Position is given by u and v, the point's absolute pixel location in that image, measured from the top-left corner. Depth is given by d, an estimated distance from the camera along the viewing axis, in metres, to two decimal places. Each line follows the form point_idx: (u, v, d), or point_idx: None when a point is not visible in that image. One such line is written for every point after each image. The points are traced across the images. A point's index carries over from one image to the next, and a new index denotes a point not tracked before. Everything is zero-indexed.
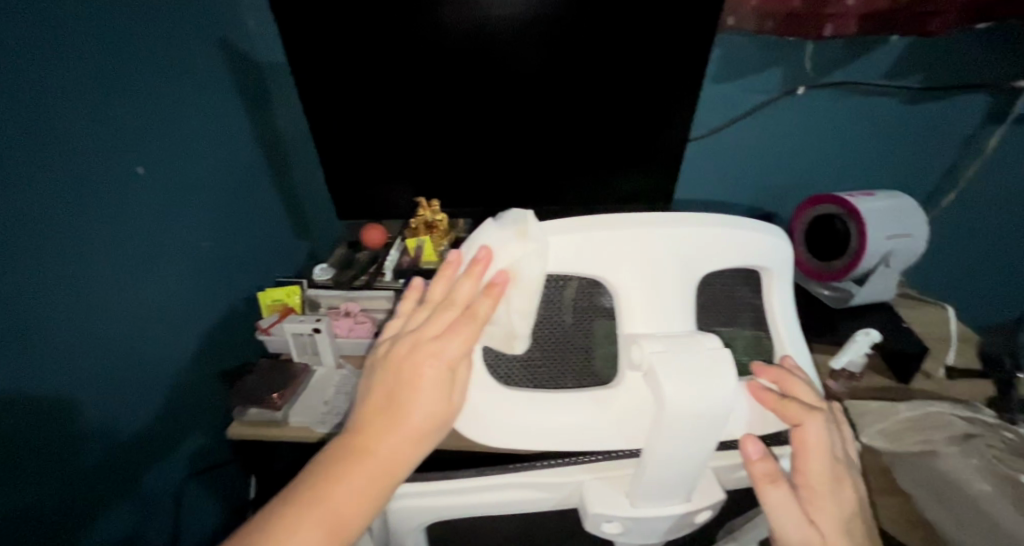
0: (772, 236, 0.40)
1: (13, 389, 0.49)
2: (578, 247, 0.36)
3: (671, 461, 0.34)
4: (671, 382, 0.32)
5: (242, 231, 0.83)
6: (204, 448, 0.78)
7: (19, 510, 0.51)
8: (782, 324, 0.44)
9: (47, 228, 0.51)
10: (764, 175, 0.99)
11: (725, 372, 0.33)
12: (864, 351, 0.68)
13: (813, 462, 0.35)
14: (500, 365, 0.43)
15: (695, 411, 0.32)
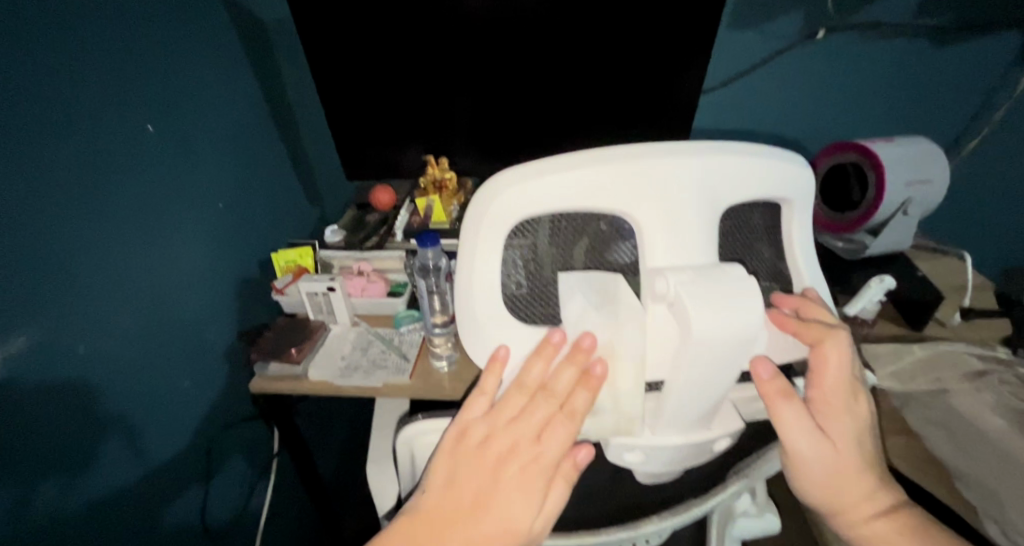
0: (796, 167, 0.40)
1: (34, 339, 0.51)
2: (591, 182, 0.36)
3: (692, 388, 0.35)
4: (697, 310, 0.32)
5: (254, 194, 0.84)
6: (228, 405, 0.81)
7: (54, 454, 0.54)
8: (802, 258, 0.44)
9: (59, 184, 0.52)
10: (779, 127, 0.97)
11: (751, 297, 0.33)
12: (877, 299, 0.68)
13: (828, 375, 0.36)
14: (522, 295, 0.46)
15: (720, 335, 0.33)
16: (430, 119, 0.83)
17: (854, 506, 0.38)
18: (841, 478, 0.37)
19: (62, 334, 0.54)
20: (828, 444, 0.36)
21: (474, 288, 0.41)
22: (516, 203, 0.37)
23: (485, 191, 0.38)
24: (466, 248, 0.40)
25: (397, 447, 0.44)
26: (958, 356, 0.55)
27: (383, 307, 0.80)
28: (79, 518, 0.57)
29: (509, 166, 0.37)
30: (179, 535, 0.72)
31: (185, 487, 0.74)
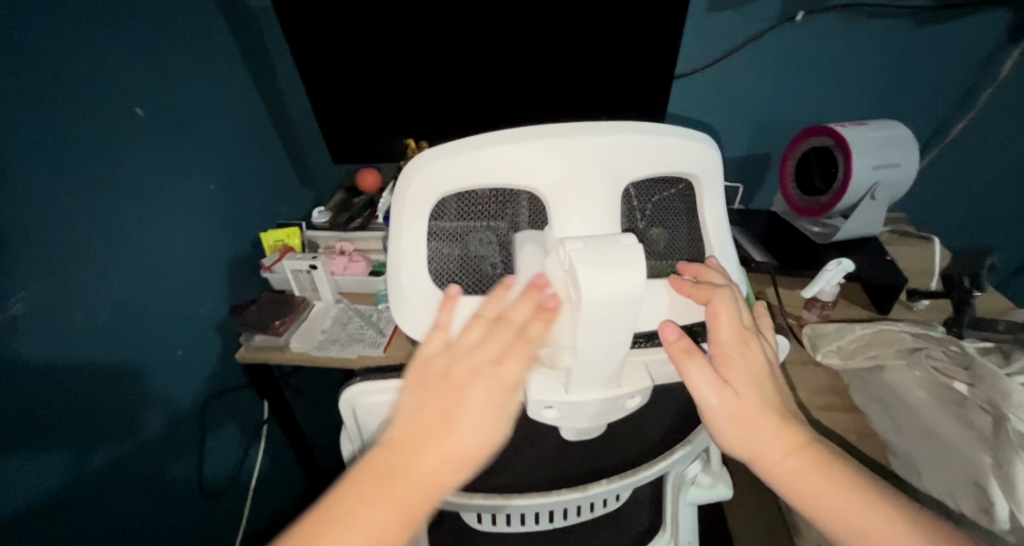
0: (700, 144, 0.42)
1: (36, 301, 0.57)
2: (502, 159, 0.39)
3: (589, 349, 0.38)
4: (586, 274, 0.35)
5: (245, 175, 0.90)
6: (222, 371, 0.87)
7: (55, 403, 0.61)
8: (716, 232, 0.46)
9: (53, 163, 0.58)
10: (760, 110, 0.97)
11: (638, 262, 0.35)
12: (837, 280, 0.69)
13: (721, 328, 0.39)
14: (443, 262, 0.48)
15: (610, 299, 0.35)
16: (409, 105, 0.87)
17: (774, 453, 0.39)
18: (751, 422, 0.39)
19: (57, 299, 0.60)
20: (730, 391, 0.39)
21: (405, 265, 0.44)
22: (432, 180, 0.40)
23: (408, 171, 0.41)
24: (396, 225, 0.43)
25: (340, 408, 0.47)
26: (896, 336, 0.59)
27: (363, 285, 0.85)
28: (75, 465, 0.64)
29: (427, 148, 0.41)
30: (171, 487, 0.79)
31: (182, 445, 0.81)
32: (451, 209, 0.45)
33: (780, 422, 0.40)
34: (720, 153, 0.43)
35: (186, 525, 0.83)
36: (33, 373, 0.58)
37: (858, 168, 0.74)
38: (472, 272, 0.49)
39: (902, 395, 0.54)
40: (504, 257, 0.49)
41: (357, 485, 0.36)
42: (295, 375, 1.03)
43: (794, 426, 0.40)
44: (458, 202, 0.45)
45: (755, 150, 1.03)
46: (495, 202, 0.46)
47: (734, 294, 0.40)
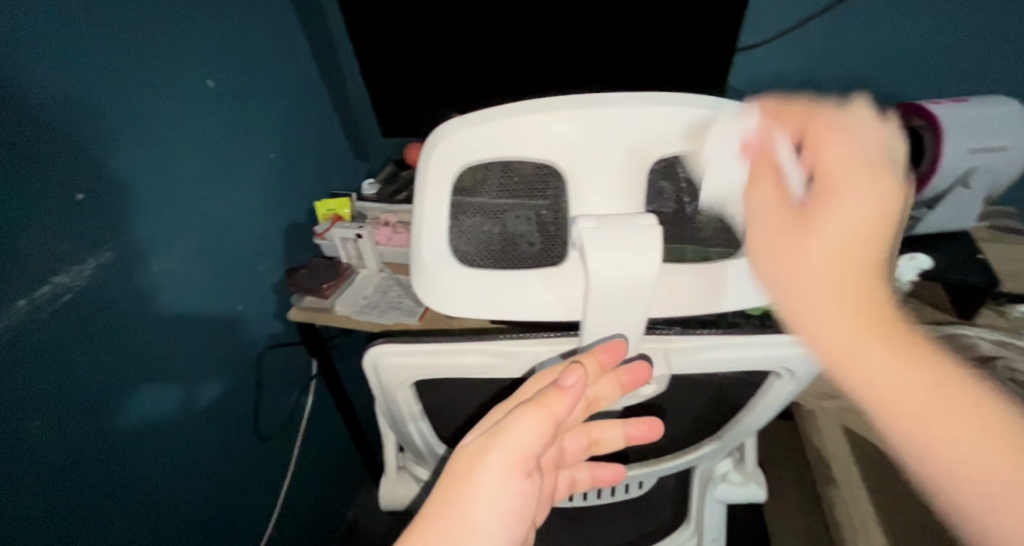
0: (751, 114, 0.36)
1: (122, 252, 0.65)
2: (513, 136, 0.34)
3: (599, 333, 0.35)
4: (594, 256, 0.31)
5: (304, 146, 0.95)
6: (279, 327, 0.95)
7: (139, 344, 0.68)
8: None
9: (138, 130, 0.65)
10: (833, 85, 0.88)
11: (655, 245, 0.31)
12: (909, 277, 0.62)
13: (813, 200, 0.28)
14: (470, 236, 0.42)
15: (620, 285, 0.32)
16: (457, 80, 0.87)
17: (836, 308, 0.27)
18: (843, 235, 0.27)
19: (139, 252, 0.67)
20: (776, 200, 0.30)
21: (426, 247, 0.39)
22: (452, 155, 0.35)
23: (425, 147, 0.36)
24: (415, 207, 0.38)
25: (363, 364, 0.43)
26: (970, 341, 0.55)
27: (405, 256, 0.87)
28: (155, 400, 0.72)
29: (445, 119, 0.35)
30: (234, 429, 0.87)
31: (244, 391, 0.89)
32: (491, 180, 0.40)
33: (867, 234, 0.27)
34: None
35: (244, 464, 0.91)
36: (120, 317, 0.66)
37: (949, 152, 0.65)
38: (498, 254, 0.42)
39: None
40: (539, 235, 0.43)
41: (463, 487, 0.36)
42: (342, 336, 1.10)
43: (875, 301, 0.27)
44: (497, 170, 0.39)
45: None
46: (537, 180, 0.39)
47: (894, 193, 0.27)
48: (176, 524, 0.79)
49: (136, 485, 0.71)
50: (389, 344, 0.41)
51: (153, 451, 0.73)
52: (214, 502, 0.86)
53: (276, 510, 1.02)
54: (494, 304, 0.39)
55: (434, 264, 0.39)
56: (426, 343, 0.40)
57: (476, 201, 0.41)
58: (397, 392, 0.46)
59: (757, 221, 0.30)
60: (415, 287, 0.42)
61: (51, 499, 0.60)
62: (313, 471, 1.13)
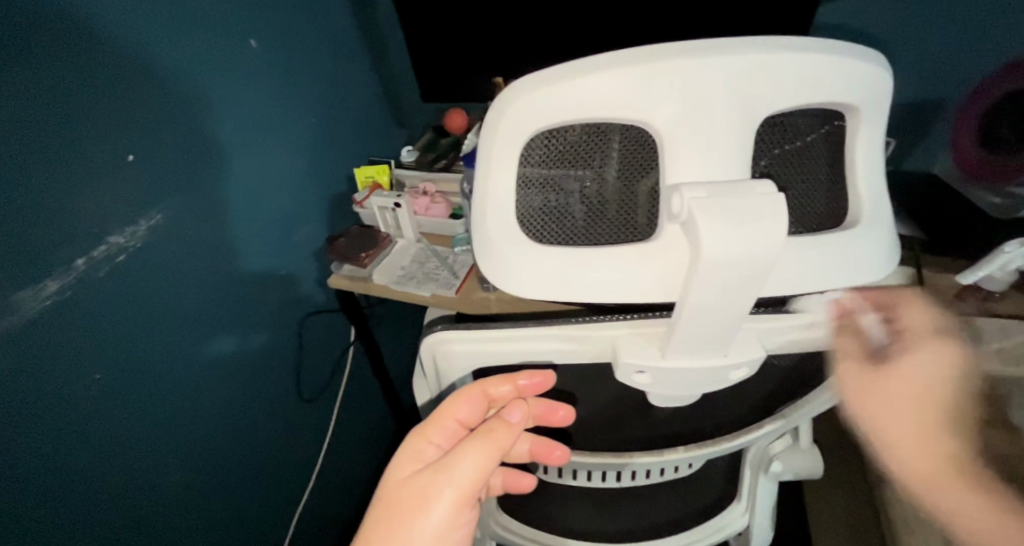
0: (867, 64, 0.31)
1: (173, 213, 0.66)
2: (587, 103, 0.30)
3: (702, 320, 0.31)
4: (711, 229, 0.27)
5: (345, 110, 0.94)
6: (321, 293, 0.96)
7: (189, 304, 0.71)
8: (873, 184, 0.36)
9: (183, 90, 0.64)
10: (927, 40, 0.77)
11: (779, 216, 0.27)
12: (1014, 265, 0.53)
13: (893, 386, 0.35)
14: (537, 217, 0.38)
15: (735, 265, 0.27)
16: (498, 39, 0.82)
17: (906, 445, 0.37)
18: (919, 398, 0.35)
19: (189, 216, 0.68)
20: (879, 372, 0.36)
21: (494, 220, 0.36)
22: (524, 127, 0.32)
23: (487, 127, 0.33)
24: (479, 179, 0.36)
25: (420, 353, 0.41)
26: None
27: (443, 228, 0.85)
28: (204, 360, 0.75)
29: (509, 85, 0.32)
30: (277, 392, 0.90)
31: (287, 354, 0.91)
32: (540, 152, 0.35)
33: (919, 413, 0.36)
34: (890, 73, 0.32)
35: (287, 423, 0.94)
36: (171, 277, 0.67)
37: None
38: (563, 231, 0.38)
39: None
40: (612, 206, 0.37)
41: (400, 515, 0.39)
42: (381, 304, 1.10)
43: (947, 461, 0.38)
44: (556, 140, 0.35)
45: (912, 94, 0.83)
46: (591, 143, 0.35)
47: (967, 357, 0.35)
48: (223, 477, 0.83)
49: (186, 438, 0.74)
50: (453, 332, 0.38)
51: (202, 409, 0.76)
52: (257, 459, 0.89)
53: (316, 468, 1.06)
54: (577, 279, 0.36)
55: (500, 238, 0.36)
56: (493, 328, 0.37)
57: (531, 176, 0.36)
58: (454, 378, 0.44)
59: (871, 386, 0.36)
60: (484, 268, 0.39)
61: (109, 446, 0.64)
62: (351, 435, 1.16)
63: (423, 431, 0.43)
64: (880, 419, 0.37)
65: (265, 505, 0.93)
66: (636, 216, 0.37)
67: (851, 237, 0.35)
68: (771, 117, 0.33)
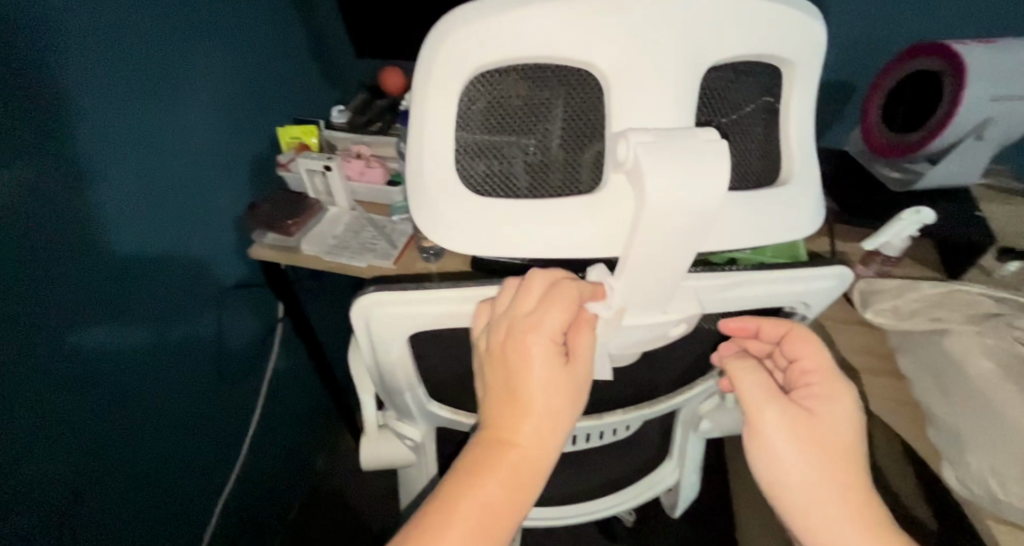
0: (805, 16, 0.32)
1: (44, 165, 0.54)
2: (528, 35, 0.28)
3: (643, 272, 0.31)
4: (655, 175, 0.26)
5: (263, 61, 0.85)
6: (241, 264, 0.88)
7: (78, 277, 0.61)
8: (801, 138, 0.37)
9: (57, 16, 0.53)
10: (842, 24, 0.82)
11: (721, 163, 0.27)
12: (909, 233, 0.59)
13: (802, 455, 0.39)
14: (477, 173, 0.36)
15: (683, 212, 0.27)
16: None
17: (826, 503, 0.35)
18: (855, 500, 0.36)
19: (81, 175, 0.59)
20: (804, 412, 0.38)
21: (431, 168, 0.34)
22: (456, 64, 0.30)
23: (421, 65, 0.31)
24: (413, 126, 0.34)
25: (352, 320, 0.38)
26: (972, 298, 0.47)
27: (379, 195, 0.81)
28: (105, 344, 0.66)
29: (438, 24, 0.30)
30: (195, 374, 0.83)
31: (204, 332, 0.83)
32: (477, 114, 0.33)
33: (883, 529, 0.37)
34: (826, 27, 0.33)
35: (207, 407, 0.87)
36: (45, 245, 0.56)
37: (966, 100, 0.59)
38: (505, 187, 0.36)
39: (958, 364, 0.44)
40: (558, 157, 0.35)
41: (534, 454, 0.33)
42: (310, 277, 1.04)
43: (864, 498, 0.35)
44: (494, 87, 0.32)
45: (829, 75, 0.88)
46: (521, 105, 0.33)
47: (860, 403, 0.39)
48: (131, 472, 0.75)
49: (83, 429, 0.66)
50: (386, 293, 0.35)
51: (102, 395, 0.67)
52: (172, 450, 0.82)
53: (242, 454, 0.99)
54: (512, 236, 0.34)
55: (436, 188, 0.34)
56: (428, 292, 0.35)
57: (469, 139, 0.35)
58: (392, 346, 0.42)
59: (773, 416, 0.37)
60: (420, 223, 0.37)
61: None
62: (281, 419, 1.10)
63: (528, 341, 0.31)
64: (803, 470, 0.36)
65: (179, 496, 0.86)
66: (579, 176, 0.36)
67: (784, 193, 0.36)
68: (715, 66, 0.33)
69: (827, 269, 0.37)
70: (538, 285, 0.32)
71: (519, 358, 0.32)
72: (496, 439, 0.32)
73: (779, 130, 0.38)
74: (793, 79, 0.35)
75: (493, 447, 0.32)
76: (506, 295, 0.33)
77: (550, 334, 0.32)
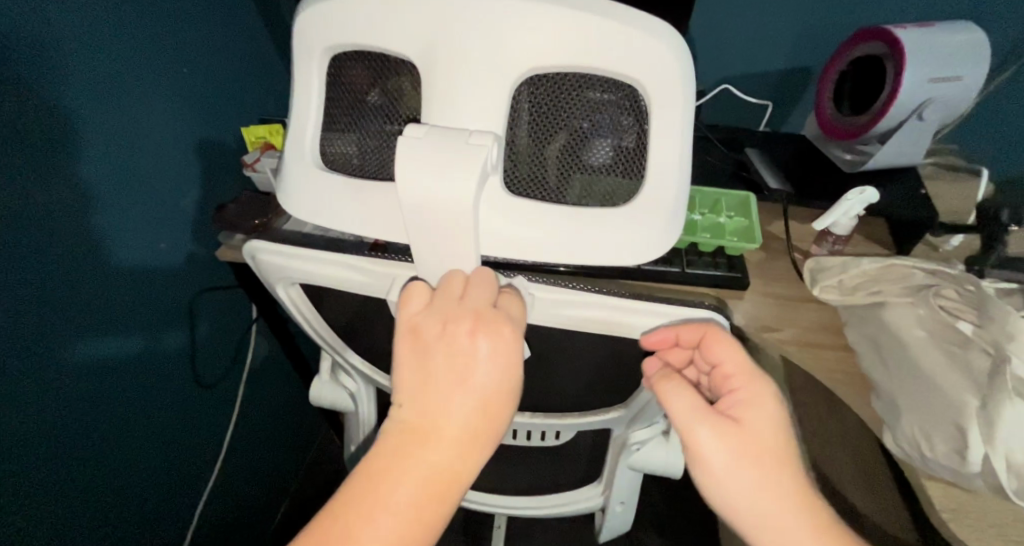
0: (626, 27, 0.30)
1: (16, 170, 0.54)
2: (369, 20, 0.34)
3: (436, 260, 0.35)
4: (412, 174, 0.30)
5: (229, 61, 0.85)
6: (211, 265, 0.88)
7: (48, 282, 0.60)
8: (664, 151, 0.36)
9: (26, 18, 0.52)
10: (798, 12, 0.84)
11: (476, 168, 0.30)
12: (855, 212, 0.61)
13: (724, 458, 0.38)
14: (343, 147, 0.42)
15: (437, 202, 0.31)
16: None
17: (790, 521, 0.34)
18: None
19: (48, 181, 0.58)
20: (736, 424, 0.37)
21: (302, 134, 0.42)
22: (317, 40, 0.37)
23: (297, 46, 0.38)
24: (298, 97, 0.41)
25: (244, 250, 0.46)
26: (905, 271, 0.50)
27: None
28: (72, 360, 0.65)
29: (292, 41, 0.38)
30: (172, 377, 0.83)
31: (177, 334, 0.83)
32: (348, 94, 0.40)
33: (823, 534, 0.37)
34: (662, 44, 0.31)
35: (185, 409, 0.87)
36: (18, 249, 0.56)
37: (907, 81, 0.62)
38: (360, 163, 0.42)
39: (895, 332, 0.47)
40: (390, 142, 0.41)
41: (418, 486, 0.31)
42: None
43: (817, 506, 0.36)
44: (359, 72, 0.39)
45: (787, 62, 0.90)
46: (377, 97, 0.40)
47: (780, 397, 0.39)
48: (104, 487, 0.75)
49: (57, 435, 0.65)
50: (253, 241, 0.44)
51: (77, 400, 0.67)
52: (146, 459, 0.81)
53: (222, 454, 0.99)
54: (342, 213, 0.40)
55: (303, 156, 0.42)
56: (284, 250, 0.43)
57: (343, 120, 0.42)
58: (274, 285, 0.50)
59: (710, 435, 0.36)
60: (288, 182, 0.43)
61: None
62: (260, 422, 1.10)
63: (472, 327, 0.33)
64: (756, 490, 0.35)
65: (160, 498, 0.86)
66: (569, 184, 0.39)
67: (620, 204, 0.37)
68: (562, 75, 0.34)
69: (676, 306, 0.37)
70: (484, 295, 0.34)
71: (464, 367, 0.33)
72: (408, 449, 0.32)
73: (638, 152, 0.37)
74: (646, 93, 0.34)
75: (394, 454, 0.32)
76: (448, 288, 0.35)
77: (512, 345, 0.34)
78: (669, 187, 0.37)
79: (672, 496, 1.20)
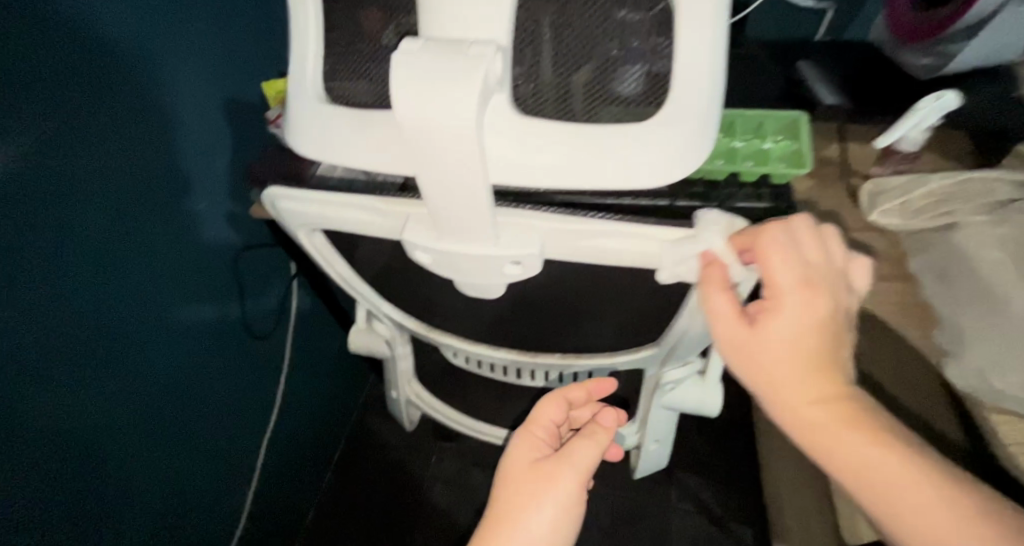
0: None
1: (62, 135, 0.56)
2: None
3: (441, 193, 0.33)
4: (405, 91, 0.27)
5: (244, 14, 0.83)
6: (249, 224, 0.90)
7: (104, 243, 0.63)
8: (693, 53, 0.31)
9: None
10: None
11: (474, 81, 0.27)
12: (929, 122, 0.53)
13: None
14: (344, 83, 0.40)
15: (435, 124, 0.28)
16: None
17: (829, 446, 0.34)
18: None
19: (94, 145, 0.60)
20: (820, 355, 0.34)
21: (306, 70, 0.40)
22: None
23: None
24: (299, 32, 0.40)
25: (265, 195, 0.46)
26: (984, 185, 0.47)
27: None
28: (136, 316, 0.70)
29: None
30: (225, 330, 0.88)
31: (226, 290, 0.86)
32: (344, 21, 0.38)
33: None
34: None
35: (239, 360, 0.92)
36: (74, 213, 0.58)
37: None
38: (361, 99, 0.40)
39: (967, 255, 0.44)
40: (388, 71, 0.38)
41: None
42: None
43: None
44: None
45: None
46: (374, 21, 0.37)
47: None
48: (176, 433, 0.82)
49: (130, 384, 0.71)
50: (273, 185, 0.44)
51: (143, 352, 0.72)
52: (211, 405, 0.88)
53: (278, 401, 1.06)
54: (348, 149, 0.39)
55: (310, 93, 0.40)
56: (301, 191, 0.43)
57: (342, 53, 0.40)
58: (297, 232, 0.50)
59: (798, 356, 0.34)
60: (295, 124, 0.42)
61: (32, 428, 0.58)
62: (311, 372, 1.17)
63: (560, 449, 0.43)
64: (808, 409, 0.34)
65: (226, 441, 0.93)
66: (597, 113, 0.35)
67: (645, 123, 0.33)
68: None
69: (715, 232, 0.34)
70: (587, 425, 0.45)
71: (548, 471, 0.42)
72: (494, 522, 0.41)
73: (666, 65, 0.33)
74: None
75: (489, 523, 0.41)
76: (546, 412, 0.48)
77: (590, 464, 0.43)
78: (697, 101, 0.33)
79: (711, 437, 1.20)
